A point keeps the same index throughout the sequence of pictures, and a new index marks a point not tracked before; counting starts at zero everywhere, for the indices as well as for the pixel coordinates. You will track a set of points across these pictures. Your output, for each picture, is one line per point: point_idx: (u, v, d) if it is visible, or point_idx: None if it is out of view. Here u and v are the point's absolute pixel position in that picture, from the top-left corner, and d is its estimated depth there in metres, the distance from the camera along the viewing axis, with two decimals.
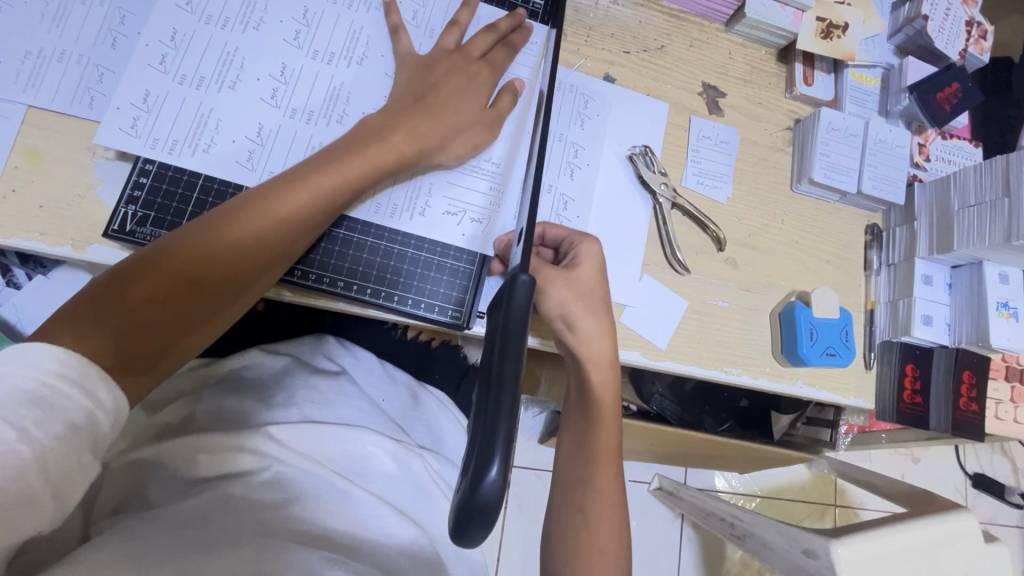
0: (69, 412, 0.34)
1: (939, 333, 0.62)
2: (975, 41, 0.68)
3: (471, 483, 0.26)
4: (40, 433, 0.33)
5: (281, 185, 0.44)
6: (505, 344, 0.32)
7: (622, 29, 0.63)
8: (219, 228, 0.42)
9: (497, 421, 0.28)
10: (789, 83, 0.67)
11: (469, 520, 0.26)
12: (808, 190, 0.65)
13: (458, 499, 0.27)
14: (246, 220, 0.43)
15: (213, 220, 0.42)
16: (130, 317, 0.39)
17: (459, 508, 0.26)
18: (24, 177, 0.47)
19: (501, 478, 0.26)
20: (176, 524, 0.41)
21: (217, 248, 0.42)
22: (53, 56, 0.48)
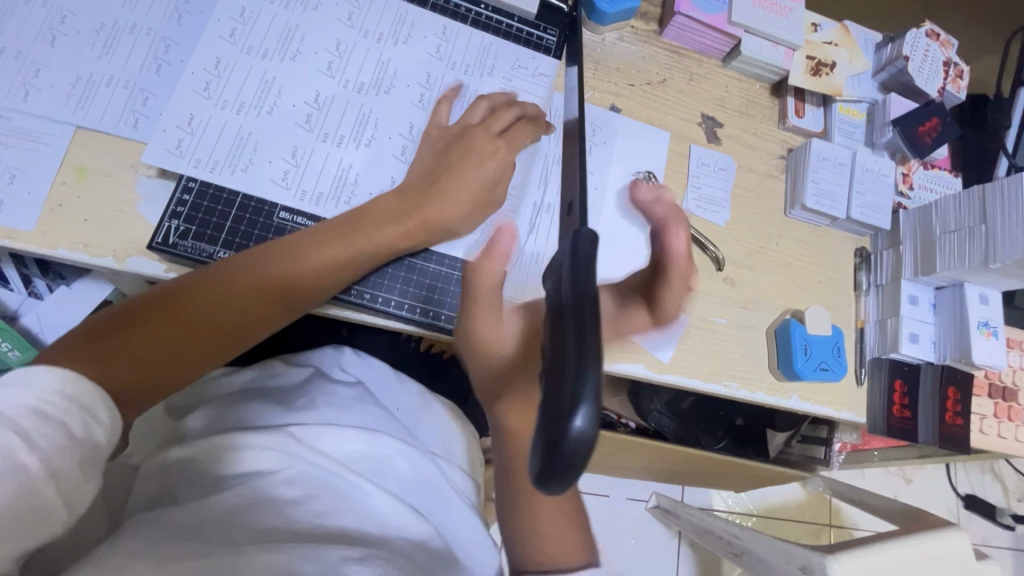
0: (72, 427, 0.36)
1: (925, 351, 0.66)
2: (952, 80, 0.73)
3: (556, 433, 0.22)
4: (42, 443, 0.35)
5: (304, 254, 0.48)
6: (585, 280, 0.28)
7: (627, 64, 0.68)
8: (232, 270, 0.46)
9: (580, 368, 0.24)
10: (782, 115, 0.72)
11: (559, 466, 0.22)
12: (801, 215, 0.69)
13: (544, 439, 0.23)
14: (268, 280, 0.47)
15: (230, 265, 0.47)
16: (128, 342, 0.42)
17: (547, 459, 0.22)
18: (71, 192, 0.50)
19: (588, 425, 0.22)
20: (196, 527, 0.43)
21: (231, 289, 0.45)
22: (101, 81, 0.52)
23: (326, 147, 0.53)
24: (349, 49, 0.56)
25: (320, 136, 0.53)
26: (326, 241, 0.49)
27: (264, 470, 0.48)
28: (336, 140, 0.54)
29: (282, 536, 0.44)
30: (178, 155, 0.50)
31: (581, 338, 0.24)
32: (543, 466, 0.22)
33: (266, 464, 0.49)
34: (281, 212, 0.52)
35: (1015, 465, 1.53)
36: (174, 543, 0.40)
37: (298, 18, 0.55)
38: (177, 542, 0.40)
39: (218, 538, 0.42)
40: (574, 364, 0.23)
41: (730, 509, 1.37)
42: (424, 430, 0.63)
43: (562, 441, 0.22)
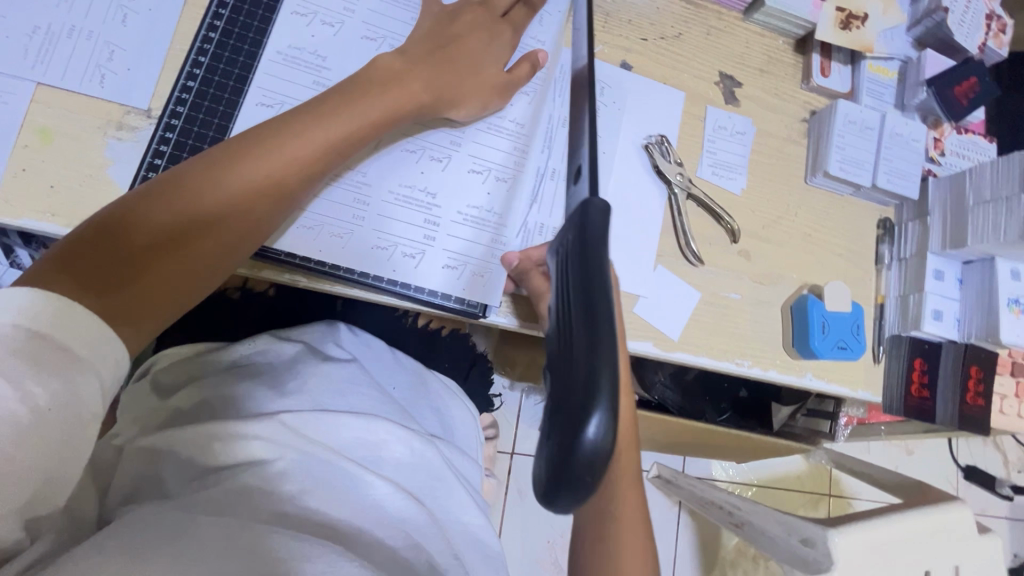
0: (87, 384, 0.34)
1: (948, 328, 0.63)
2: (994, 35, 0.67)
3: (570, 442, 0.23)
4: (37, 391, 0.32)
5: (266, 135, 0.42)
6: (589, 283, 0.26)
7: (640, 16, 0.62)
8: (222, 167, 0.41)
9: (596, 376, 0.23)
10: (806, 74, 0.67)
11: (562, 485, 0.23)
12: (823, 183, 0.65)
13: (548, 461, 0.24)
14: (236, 168, 0.41)
15: (215, 160, 0.41)
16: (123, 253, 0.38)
17: (552, 474, 0.23)
18: (34, 156, 0.46)
19: (600, 437, 0.22)
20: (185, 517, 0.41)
21: (226, 189, 0.41)
22: (62, 33, 0.47)
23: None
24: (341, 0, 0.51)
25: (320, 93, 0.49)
26: (291, 120, 0.43)
27: (256, 461, 0.46)
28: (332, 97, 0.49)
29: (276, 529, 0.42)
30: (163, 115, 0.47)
31: (591, 355, 0.24)
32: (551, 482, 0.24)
33: (257, 453, 0.47)
34: None
35: (1018, 438, 1.52)
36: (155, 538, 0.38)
37: None
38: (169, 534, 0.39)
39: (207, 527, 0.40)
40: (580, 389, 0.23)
41: (730, 479, 1.37)
42: (412, 406, 0.62)
43: (576, 464, 0.23)
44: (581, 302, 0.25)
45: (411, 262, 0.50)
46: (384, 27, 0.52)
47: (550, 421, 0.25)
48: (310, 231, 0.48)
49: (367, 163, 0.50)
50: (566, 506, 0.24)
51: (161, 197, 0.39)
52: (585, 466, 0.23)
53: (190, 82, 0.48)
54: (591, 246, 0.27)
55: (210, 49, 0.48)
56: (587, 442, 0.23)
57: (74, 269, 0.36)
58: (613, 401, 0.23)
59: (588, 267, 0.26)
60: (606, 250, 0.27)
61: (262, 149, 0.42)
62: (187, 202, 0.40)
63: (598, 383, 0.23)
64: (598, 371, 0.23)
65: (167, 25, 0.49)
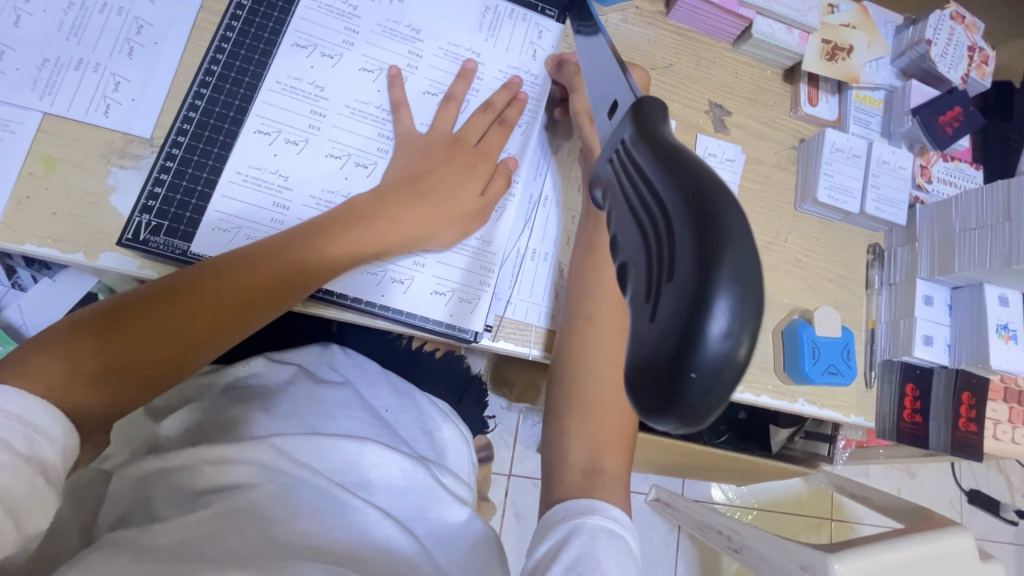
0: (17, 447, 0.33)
1: (939, 353, 0.63)
2: (977, 66, 0.69)
3: (684, 333, 0.18)
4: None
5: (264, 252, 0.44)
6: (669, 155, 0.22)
7: (631, 48, 0.64)
8: (246, 267, 0.43)
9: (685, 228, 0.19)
10: (794, 103, 0.68)
11: (667, 395, 0.18)
12: (812, 210, 0.66)
13: (649, 376, 0.19)
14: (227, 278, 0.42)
15: (240, 260, 0.44)
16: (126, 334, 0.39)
17: (658, 383, 0.18)
18: (38, 183, 0.47)
19: (730, 327, 0.18)
20: (175, 545, 0.41)
21: (239, 289, 0.43)
22: (70, 65, 0.49)
23: (320, 132, 0.51)
24: (341, 34, 0.53)
25: (315, 124, 0.51)
26: (292, 239, 0.45)
27: (243, 484, 0.47)
28: (328, 126, 0.51)
29: (263, 552, 0.42)
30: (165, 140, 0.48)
31: (701, 231, 0.18)
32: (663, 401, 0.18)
33: (245, 478, 0.47)
34: (261, 192, 0.49)
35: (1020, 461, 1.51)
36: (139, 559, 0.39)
37: (286, 7, 0.52)
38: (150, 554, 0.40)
39: (188, 552, 0.40)
40: (665, 264, 0.19)
41: (730, 503, 1.36)
42: (404, 429, 0.62)
43: (697, 378, 0.18)
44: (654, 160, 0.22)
45: (400, 288, 0.51)
46: (381, 62, 0.54)
47: (656, 300, 0.19)
48: None
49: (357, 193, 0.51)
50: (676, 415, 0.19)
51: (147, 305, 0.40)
52: (709, 380, 0.18)
53: (191, 112, 0.49)
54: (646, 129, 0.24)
55: (212, 81, 0.50)
56: (711, 343, 0.17)
57: (54, 367, 0.37)
58: (756, 296, 0.18)
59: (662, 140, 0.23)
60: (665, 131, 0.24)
61: (256, 268, 0.43)
62: (168, 303, 0.41)
63: (720, 254, 0.18)
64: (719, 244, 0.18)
65: (171, 59, 0.51)
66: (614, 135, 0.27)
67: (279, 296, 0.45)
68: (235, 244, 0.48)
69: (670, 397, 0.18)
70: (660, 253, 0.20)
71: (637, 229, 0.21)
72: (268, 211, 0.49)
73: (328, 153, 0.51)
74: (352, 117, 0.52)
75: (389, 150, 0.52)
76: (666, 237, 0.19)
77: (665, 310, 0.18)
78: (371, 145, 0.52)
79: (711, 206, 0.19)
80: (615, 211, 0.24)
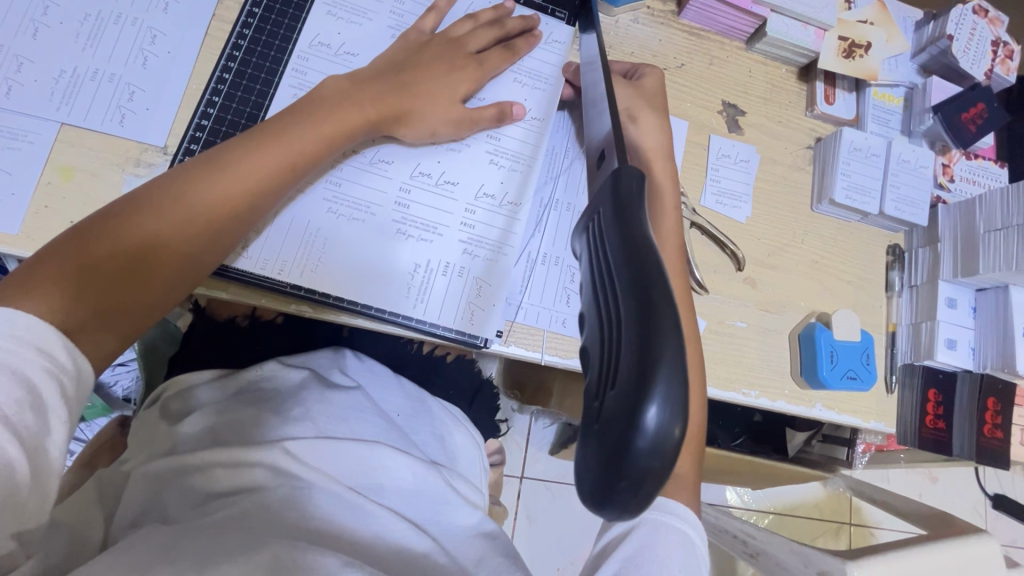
0: (35, 381, 0.35)
1: (963, 358, 0.61)
2: (1001, 61, 0.67)
3: (622, 435, 0.18)
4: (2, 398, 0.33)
5: (233, 147, 0.44)
6: (641, 271, 0.20)
7: (642, 47, 0.63)
8: (191, 178, 0.42)
9: (620, 361, 0.20)
10: (810, 101, 0.67)
11: (614, 481, 0.19)
12: (830, 210, 0.64)
13: (593, 460, 0.20)
14: (199, 182, 0.42)
15: (188, 173, 0.43)
16: (91, 254, 0.38)
17: (603, 467, 0.19)
18: (56, 192, 0.47)
19: (666, 418, 0.18)
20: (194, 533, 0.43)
21: (193, 196, 0.42)
22: (86, 75, 0.50)
23: None
24: (346, 40, 0.54)
25: (432, 166, 0.53)
26: (235, 145, 0.44)
27: (258, 487, 0.48)
28: (453, 84, 0.53)
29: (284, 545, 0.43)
30: (180, 147, 0.50)
31: (643, 337, 0.19)
32: (602, 478, 0.19)
33: (261, 479, 0.48)
34: (323, 179, 0.50)
35: None
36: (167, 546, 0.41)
37: (296, 15, 0.54)
38: (178, 548, 0.40)
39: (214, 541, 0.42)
40: (615, 329, 0.20)
41: (746, 507, 1.34)
42: (415, 432, 0.62)
43: (626, 487, 0.19)
44: (633, 307, 0.19)
45: (416, 285, 0.51)
46: (518, 127, 0.56)
47: (597, 389, 0.21)
48: (349, 261, 0.50)
49: (423, 255, 0.51)
50: (622, 509, 0.19)
51: (107, 225, 0.40)
52: (635, 488, 0.19)
53: (205, 120, 0.50)
54: (631, 237, 0.22)
55: (224, 89, 0.51)
56: (647, 430, 0.18)
57: (48, 292, 0.37)
58: (682, 387, 0.18)
59: (640, 269, 0.20)
60: (666, 292, 0.20)
61: (213, 168, 0.43)
62: (127, 218, 0.40)
63: (659, 356, 0.18)
64: (656, 347, 0.19)
65: (185, 68, 0.52)
66: (599, 223, 0.25)
67: (236, 206, 0.43)
68: (298, 224, 0.49)
69: (610, 471, 0.19)
70: (607, 303, 0.21)
71: (594, 307, 0.23)
72: (335, 240, 0.50)
73: (424, 208, 0.52)
74: (450, 126, 0.52)
75: (477, 224, 0.53)
76: (615, 335, 0.20)
77: (610, 407, 0.19)
78: (464, 208, 0.53)
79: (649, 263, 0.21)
80: (588, 316, 0.23)
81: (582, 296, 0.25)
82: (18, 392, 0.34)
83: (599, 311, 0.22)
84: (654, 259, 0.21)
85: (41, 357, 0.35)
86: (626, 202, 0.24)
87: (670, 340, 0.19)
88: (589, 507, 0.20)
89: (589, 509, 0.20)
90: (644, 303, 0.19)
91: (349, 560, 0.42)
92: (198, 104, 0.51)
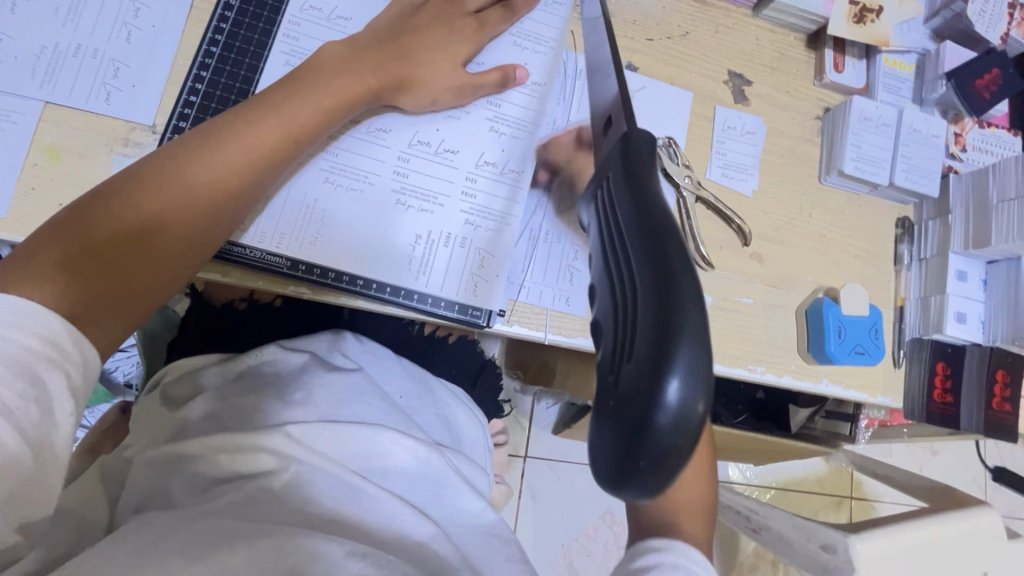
0: (42, 372, 0.33)
1: (972, 331, 0.61)
2: (1017, 24, 0.65)
3: (641, 412, 0.18)
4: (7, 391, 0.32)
5: (227, 122, 0.43)
6: (658, 243, 0.19)
7: (645, 15, 0.61)
8: (188, 154, 0.41)
9: (637, 338, 0.18)
10: (818, 70, 0.65)
11: (634, 461, 0.18)
12: (838, 182, 0.63)
13: (608, 438, 0.19)
14: (196, 159, 0.41)
15: (184, 148, 0.41)
16: (92, 237, 0.37)
17: (620, 445, 0.18)
18: (42, 174, 0.46)
19: (688, 394, 0.17)
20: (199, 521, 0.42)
21: (193, 173, 0.41)
22: (68, 51, 0.48)
23: None
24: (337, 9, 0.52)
25: (430, 134, 0.52)
26: (230, 119, 0.43)
27: (262, 473, 0.47)
28: (448, 54, 0.51)
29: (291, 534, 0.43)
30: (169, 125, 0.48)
31: (663, 313, 0.18)
32: (619, 456, 0.18)
33: (265, 465, 0.48)
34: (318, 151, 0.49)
35: None
36: (172, 536, 0.40)
37: None
38: (183, 538, 0.40)
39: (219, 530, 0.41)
40: (631, 303, 0.19)
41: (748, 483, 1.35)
42: (418, 414, 0.62)
43: (645, 467, 0.18)
44: (648, 280, 0.18)
45: (417, 259, 0.49)
46: (520, 93, 0.54)
47: (611, 363, 0.20)
48: (348, 234, 0.48)
49: (424, 225, 0.50)
50: (640, 489, 0.19)
51: (106, 206, 0.38)
52: (656, 467, 0.18)
53: (192, 96, 0.49)
54: (647, 207, 0.20)
55: (211, 63, 0.49)
56: (668, 408, 0.17)
57: (52, 278, 0.35)
58: (705, 360, 0.17)
59: (657, 238, 0.19)
60: (688, 266, 0.18)
61: (211, 143, 0.42)
62: (125, 197, 0.39)
63: (681, 334, 0.17)
64: (678, 322, 0.18)
65: (170, 42, 0.50)
66: (610, 191, 0.23)
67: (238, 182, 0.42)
68: (296, 196, 0.48)
69: (628, 448, 0.18)
70: (620, 276, 0.20)
71: (605, 279, 0.21)
72: (334, 212, 0.48)
73: (424, 177, 0.51)
74: (450, 91, 0.51)
75: (478, 194, 0.52)
76: (631, 311, 0.19)
77: (627, 383, 0.18)
78: (464, 177, 0.52)
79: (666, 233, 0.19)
80: (600, 288, 0.22)
81: (592, 267, 0.24)
82: (23, 384, 0.32)
83: (612, 285, 0.21)
84: (672, 228, 0.19)
85: (46, 348, 0.34)
86: (637, 165, 0.23)
87: (692, 308, 0.18)
88: (603, 486, 0.19)
89: (604, 489, 0.19)
90: (663, 274, 0.18)
91: (354, 552, 0.42)
92: (186, 80, 0.49)
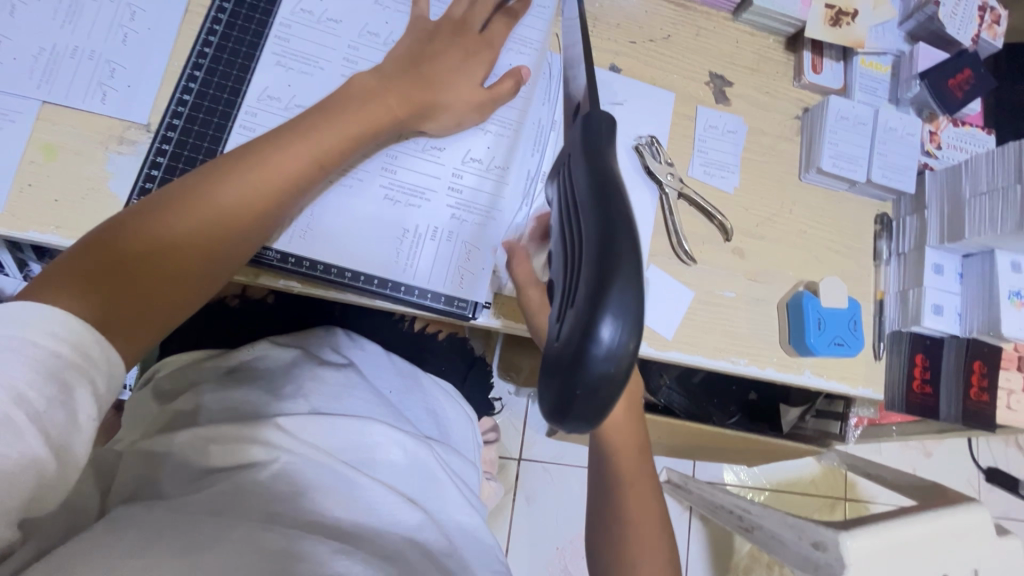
0: (69, 378, 0.33)
1: (950, 322, 0.62)
2: (988, 26, 0.67)
3: (580, 345, 0.20)
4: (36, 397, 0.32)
5: (258, 148, 0.43)
6: (603, 211, 0.22)
7: (628, 19, 0.63)
8: (218, 176, 0.42)
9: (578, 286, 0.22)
10: (797, 72, 0.67)
11: (573, 394, 0.21)
12: (817, 179, 0.64)
13: (551, 375, 0.22)
14: (223, 183, 0.42)
15: (215, 171, 0.42)
16: (117, 252, 0.38)
17: (562, 378, 0.21)
18: (38, 171, 0.47)
19: (620, 335, 0.20)
20: (189, 512, 0.43)
21: (220, 195, 0.41)
22: (66, 53, 0.49)
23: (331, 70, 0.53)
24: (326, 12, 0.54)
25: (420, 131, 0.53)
26: (262, 144, 0.44)
27: (252, 464, 0.48)
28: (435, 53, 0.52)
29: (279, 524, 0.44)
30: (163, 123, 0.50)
31: (600, 263, 0.21)
32: (561, 391, 0.21)
33: (257, 456, 0.48)
34: None
35: None
36: (160, 524, 0.40)
37: None
38: (173, 527, 0.40)
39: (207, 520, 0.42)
40: (578, 259, 0.22)
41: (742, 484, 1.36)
42: (408, 408, 0.63)
43: (580, 395, 0.20)
44: (593, 241, 0.21)
45: (404, 252, 0.51)
46: None
47: (563, 310, 0.23)
48: (336, 228, 0.50)
49: (412, 220, 0.51)
50: (580, 421, 0.21)
51: (132, 222, 0.39)
52: (590, 395, 0.21)
53: (186, 95, 0.50)
54: (598, 175, 0.23)
55: (204, 63, 0.51)
56: (602, 344, 0.20)
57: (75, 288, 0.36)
58: (636, 304, 0.20)
59: (602, 204, 0.22)
60: (625, 233, 0.21)
61: (240, 167, 0.42)
62: (152, 215, 0.40)
63: (614, 271, 0.20)
64: (613, 265, 0.20)
65: (165, 44, 0.51)
66: (568, 171, 0.26)
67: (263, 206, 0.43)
68: None
69: (569, 380, 0.21)
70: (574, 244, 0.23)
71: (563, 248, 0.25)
72: (322, 206, 0.49)
73: (413, 173, 0.52)
74: (471, 111, 0.52)
75: (464, 189, 0.53)
76: (576, 268, 0.22)
77: (567, 329, 0.22)
78: (451, 173, 0.53)
79: (608, 201, 0.22)
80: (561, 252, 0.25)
81: (554, 237, 0.27)
82: (52, 390, 0.32)
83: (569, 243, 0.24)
84: (614, 192, 0.22)
85: (74, 354, 0.34)
86: (590, 141, 0.26)
87: (626, 260, 0.20)
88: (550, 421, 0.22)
89: (550, 424, 0.22)
90: (604, 235, 0.21)
91: (341, 548, 0.43)
92: (179, 79, 0.51)
